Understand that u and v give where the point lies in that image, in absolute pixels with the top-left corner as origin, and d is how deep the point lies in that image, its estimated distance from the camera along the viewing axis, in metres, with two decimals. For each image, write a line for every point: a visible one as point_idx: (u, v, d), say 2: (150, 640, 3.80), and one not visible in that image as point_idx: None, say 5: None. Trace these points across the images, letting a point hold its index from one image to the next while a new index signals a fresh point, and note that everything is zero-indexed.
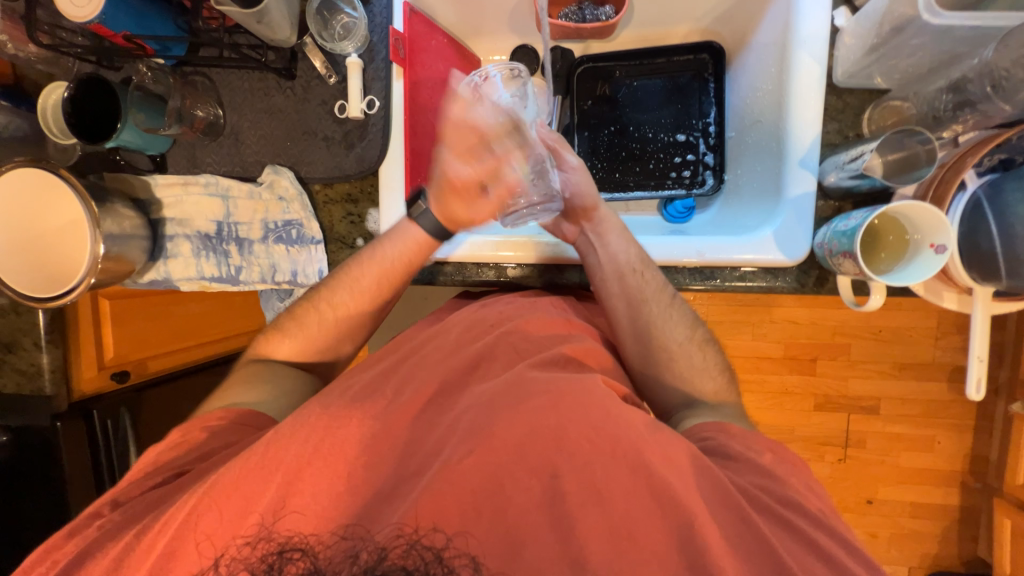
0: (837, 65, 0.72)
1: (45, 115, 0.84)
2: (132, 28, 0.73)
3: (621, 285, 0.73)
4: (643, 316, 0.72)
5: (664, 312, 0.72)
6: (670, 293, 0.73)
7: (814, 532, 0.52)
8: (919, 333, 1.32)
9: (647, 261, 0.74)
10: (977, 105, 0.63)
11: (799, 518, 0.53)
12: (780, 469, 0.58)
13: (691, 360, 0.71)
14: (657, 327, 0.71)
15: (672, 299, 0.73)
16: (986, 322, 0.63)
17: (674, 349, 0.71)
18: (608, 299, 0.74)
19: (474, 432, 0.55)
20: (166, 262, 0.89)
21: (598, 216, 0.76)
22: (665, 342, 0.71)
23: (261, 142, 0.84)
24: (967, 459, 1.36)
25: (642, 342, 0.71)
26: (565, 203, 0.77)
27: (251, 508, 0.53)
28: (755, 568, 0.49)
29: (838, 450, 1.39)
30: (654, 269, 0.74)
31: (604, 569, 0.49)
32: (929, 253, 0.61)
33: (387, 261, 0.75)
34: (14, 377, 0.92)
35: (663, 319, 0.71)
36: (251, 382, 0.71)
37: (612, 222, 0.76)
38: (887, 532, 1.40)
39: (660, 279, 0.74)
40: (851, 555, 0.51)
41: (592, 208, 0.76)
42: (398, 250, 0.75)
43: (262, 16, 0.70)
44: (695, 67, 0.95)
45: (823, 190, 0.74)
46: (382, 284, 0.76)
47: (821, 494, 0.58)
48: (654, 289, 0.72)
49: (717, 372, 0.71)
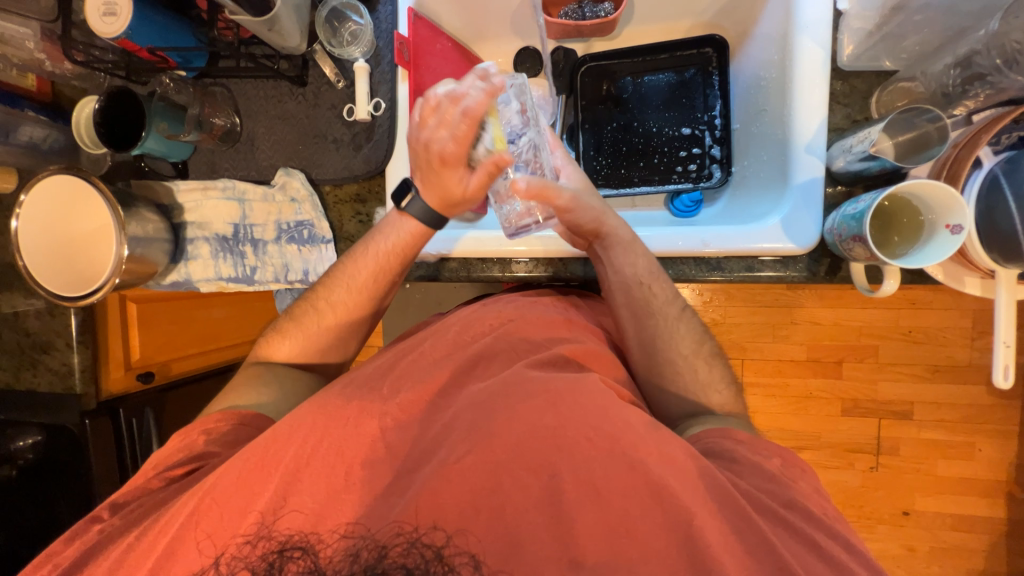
0: (842, 49, 0.70)
1: (78, 127, 0.89)
2: (155, 41, 0.77)
3: (629, 298, 0.72)
4: (649, 325, 0.71)
5: (670, 323, 0.71)
6: (679, 304, 0.73)
7: (819, 538, 0.50)
8: (952, 334, 1.26)
9: (657, 271, 0.72)
10: (987, 78, 0.61)
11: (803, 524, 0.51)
12: (791, 475, 0.56)
13: (696, 374, 0.69)
14: (663, 337, 0.70)
15: (682, 308, 0.73)
16: (1011, 306, 0.60)
17: (679, 361, 0.70)
18: (615, 311, 0.74)
19: (473, 429, 0.55)
20: (187, 264, 0.94)
21: (607, 232, 0.73)
22: (672, 352, 0.70)
23: (275, 146, 0.88)
24: (1011, 468, 1.28)
25: (649, 353, 0.70)
26: (574, 227, 0.73)
27: (254, 501, 0.54)
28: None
29: (869, 458, 1.33)
30: (661, 282, 0.72)
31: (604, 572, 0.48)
32: (944, 234, 0.58)
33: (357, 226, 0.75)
34: (48, 376, 0.97)
35: (672, 330, 0.71)
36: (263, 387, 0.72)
37: (620, 235, 0.72)
38: (926, 546, 1.32)
39: (671, 288, 0.73)
40: (861, 565, 0.49)
41: (601, 224, 0.72)
42: (389, 240, 0.75)
43: (273, 24, 0.74)
44: (699, 62, 0.95)
45: (832, 175, 0.72)
46: (377, 273, 0.76)
47: (833, 501, 0.56)
48: (663, 298, 0.71)
49: (722, 386, 0.69)
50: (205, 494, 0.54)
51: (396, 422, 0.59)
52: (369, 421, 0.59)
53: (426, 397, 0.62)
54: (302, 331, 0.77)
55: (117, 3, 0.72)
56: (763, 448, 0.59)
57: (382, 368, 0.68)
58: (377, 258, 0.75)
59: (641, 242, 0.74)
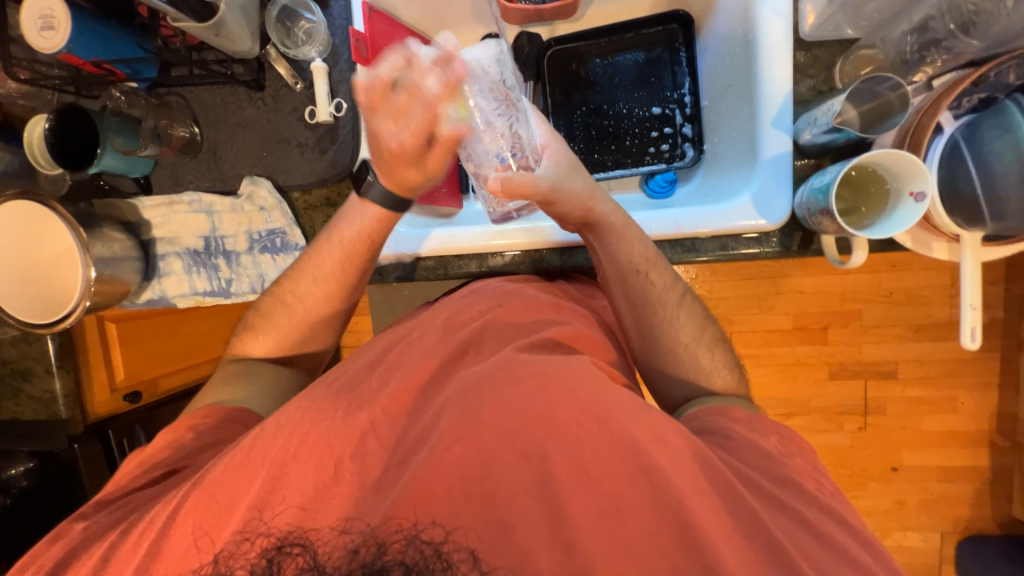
0: (803, 20, 0.69)
1: (31, 147, 0.85)
2: (100, 54, 0.75)
3: (625, 286, 0.70)
4: (648, 315, 0.70)
5: (671, 309, 0.70)
6: (679, 289, 0.72)
7: (805, 510, 0.52)
8: (933, 293, 1.28)
9: (654, 260, 0.71)
10: (943, 43, 0.64)
11: (791, 500, 0.53)
12: (772, 448, 0.57)
13: (697, 362, 0.69)
14: (663, 327, 0.69)
15: (683, 294, 0.72)
16: (976, 269, 0.61)
17: (679, 349, 0.69)
18: (614, 300, 0.72)
19: (460, 417, 0.54)
20: (160, 280, 0.92)
21: (597, 217, 0.69)
22: (673, 341, 0.69)
23: (238, 155, 0.86)
24: (993, 419, 1.32)
25: (647, 342, 0.70)
26: (560, 212, 0.69)
27: (235, 505, 0.53)
28: (748, 546, 0.48)
29: (857, 418, 1.36)
30: (659, 268, 0.71)
31: (596, 558, 0.47)
32: (909, 202, 0.59)
33: (344, 239, 0.73)
34: (31, 404, 0.96)
35: (671, 320, 0.70)
36: (236, 382, 0.72)
37: (612, 219, 0.70)
38: (914, 499, 1.37)
39: (671, 275, 0.72)
40: (845, 534, 0.51)
41: (589, 211, 0.69)
42: (350, 230, 0.73)
43: (219, 28, 0.71)
44: (666, 39, 0.94)
45: (799, 148, 0.72)
46: (342, 265, 0.74)
47: (814, 473, 0.57)
48: (662, 286, 0.70)
49: (725, 369, 0.69)
50: (189, 508, 0.53)
51: (382, 415, 0.58)
52: (354, 417, 0.58)
53: (410, 390, 0.61)
54: (273, 327, 0.76)
55: (53, 15, 0.69)
56: (762, 426, 0.60)
57: (366, 363, 0.67)
58: (354, 258, 0.74)
59: (632, 230, 0.71)
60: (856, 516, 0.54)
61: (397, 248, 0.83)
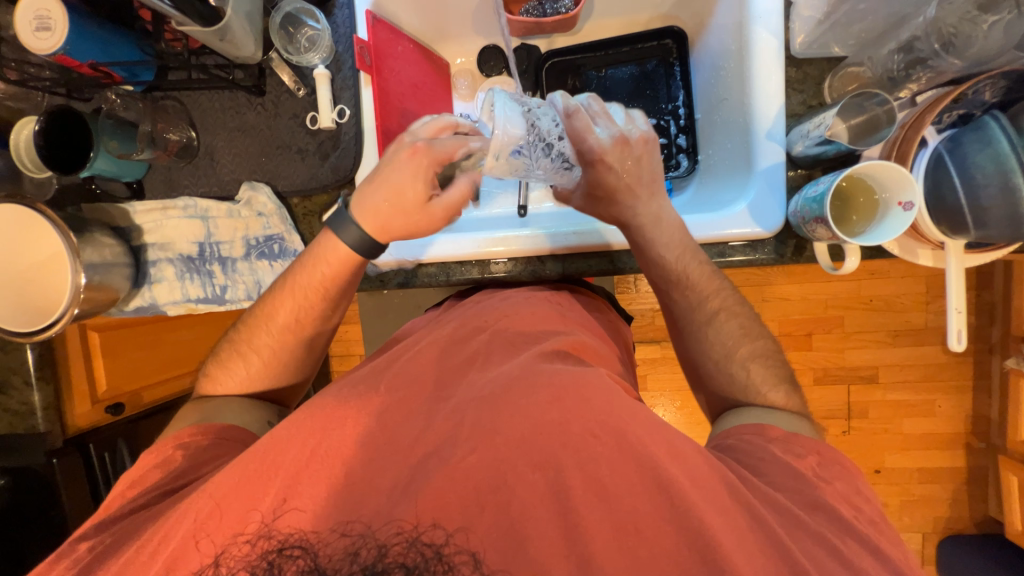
0: (794, 37, 0.73)
1: (19, 150, 0.83)
2: (97, 56, 0.74)
3: (660, 293, 0.75)
4: (687, 326, 0.72)
5: (701, 323, 0.71)
6: (723, 302, 0.71)
7: (833, 537, 0.51)
8: (908, 300, 1.33)
9: (688, 274, 0.71)
10: (928, 62, 0.67)
11: (816, 521, 0.52)
12: (807, 471, 0.56)
13: (732, 378, 0.68)
14: (704, 338, 0.71)
15: (719, 310, 0.71)
16: (960, 274, 0.64)
17: (712, 365, 0.70)
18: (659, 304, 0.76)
19: (476, 425, 0.53)
20: (151, 287, 0.90)
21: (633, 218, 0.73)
22: (705, 354, 0.71)
23: (236, 160, 0.85)
24: (969, 421, 1.37)
25: (688, 350, 0.73)
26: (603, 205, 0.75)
27: (241, 522, 0.51)
28: (767, 560, 0.47)
29: (841, 423, 1.40)
30: (703, 275, 0.71)
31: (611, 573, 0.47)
32: (897, 211, 0.62)
33: (325, 254, 0.69)
34: (6, 417, 0.88)
35: (710, 333, 0.70)
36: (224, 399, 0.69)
37: (646, 215, 0.72)
38: (897, 500, 1.40)
39: (710, 286, 0.71)
40: (865, 549, 0.50)
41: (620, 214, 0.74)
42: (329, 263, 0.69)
43: (224, 34, 0.71)
44: (660, 53, 0.97)
45: (792, 160, 0.75)
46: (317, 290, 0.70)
47: (855, 498, 0.55)
48: (696, 298, 0.71)
49: (776, 387, 0.66)
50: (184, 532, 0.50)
51: (393, 422, 0.57)
52: (361, 426, 0.56)
53: (415, 398, 0.59)
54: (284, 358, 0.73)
55: (50, 17, 0.67)
56: (799, 446, 0.59)
57: (374, 369, 0.65)
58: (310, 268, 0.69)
59: (669, 239, 0.72)
60: (880, 535, 0.53)
61: (401, 255, 0.82)
